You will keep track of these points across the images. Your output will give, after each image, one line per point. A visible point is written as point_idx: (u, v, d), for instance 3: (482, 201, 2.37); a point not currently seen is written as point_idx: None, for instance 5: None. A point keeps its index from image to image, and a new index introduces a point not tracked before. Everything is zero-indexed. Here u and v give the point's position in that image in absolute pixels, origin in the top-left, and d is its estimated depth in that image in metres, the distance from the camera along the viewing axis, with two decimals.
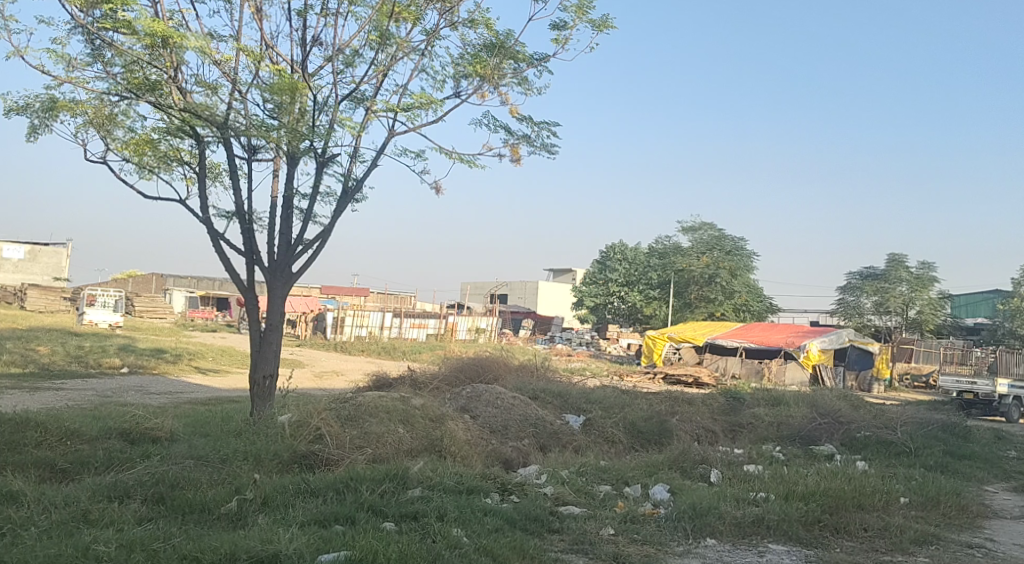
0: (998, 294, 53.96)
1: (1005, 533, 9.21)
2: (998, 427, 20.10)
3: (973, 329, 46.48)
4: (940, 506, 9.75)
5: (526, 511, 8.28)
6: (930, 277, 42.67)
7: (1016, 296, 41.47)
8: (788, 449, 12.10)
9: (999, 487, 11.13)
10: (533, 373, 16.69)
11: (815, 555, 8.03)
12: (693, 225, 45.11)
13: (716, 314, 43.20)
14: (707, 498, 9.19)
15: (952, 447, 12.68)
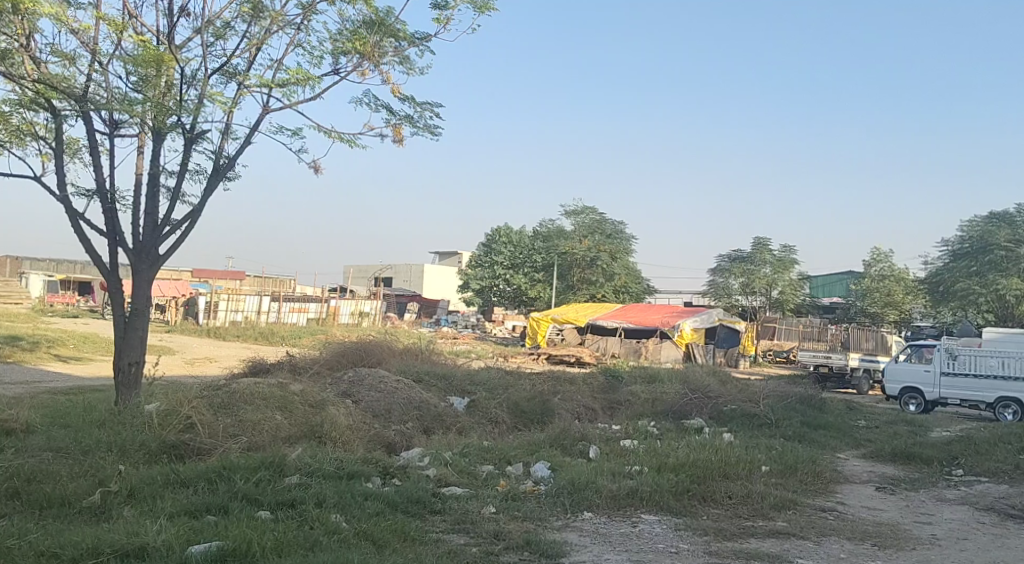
0: (852, 276, 58.31)
1: (854, 497, 10.05)
2: (849, 398, 21.82)
3: (829, 308, 50.04)
4: (798, 473, 10.52)
5: (407, 493, 8.32)
6: (792, 259, 45.50)
7: (866, 277, 44.91)
8: (663, 423, 12.70)
9: (850, 455, 12.12)
10: (417, 356, 16.67)
11: (683, 523, 8.50)
12: (575, 209, 46.08)
13: (597, 296, 44.45)
14: (585, 474, 9.53)
15: (810, 418, 13.68)
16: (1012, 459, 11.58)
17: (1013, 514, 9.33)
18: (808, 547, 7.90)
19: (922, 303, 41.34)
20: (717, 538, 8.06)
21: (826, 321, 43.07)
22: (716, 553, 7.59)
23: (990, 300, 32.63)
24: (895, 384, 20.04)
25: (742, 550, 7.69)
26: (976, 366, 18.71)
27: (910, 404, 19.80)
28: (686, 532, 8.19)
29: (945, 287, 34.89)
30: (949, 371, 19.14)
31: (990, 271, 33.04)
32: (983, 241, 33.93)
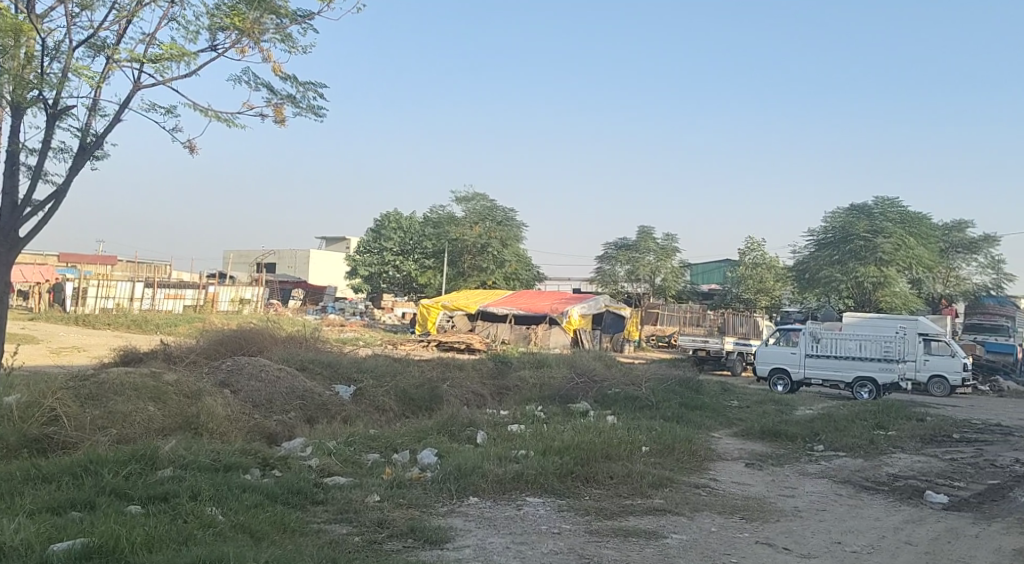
0: (728, 264, 61.29)
1: (726, 473, 10.62)
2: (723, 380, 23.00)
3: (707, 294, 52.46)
4: (675, 452, 11.02)
5: (288, 485, 8.13)
6: (673, 247, 47.34)
7: (741, 265, 47.34)
8: (549, 408, 12.97)
9: (723, 433, 12.78)
10: (301, 344, 16.28)
11: (566, 504, 8.74)
12: (466, 195, 46.07)
13: (487, 283, 44.74)
14: (471, 459, 9.63)
15: (688, 399, 14.32)
16: (866, 435, 12.57)
17: (866, 485, 10.12)
18: (683, 523, 8.29)
19: (791, 289, 44.02)
20: (599, 517, 8.33)
21: (704, 307, 45.15)
22: (597, 531, 7.85)
23: (850, 286, 35.14)
24: (765, 366, 21.26)
25: (621, 528, 7.99)
26: (837, 348, 20.18)
27: (778, 384, 21.06)
28: (569, 513, 8.42)
29: (810, 275, 37.24)
30: (813, 353, 20.49)
31: (850, 259, 35.49)
32: (844, 232, 36.41)
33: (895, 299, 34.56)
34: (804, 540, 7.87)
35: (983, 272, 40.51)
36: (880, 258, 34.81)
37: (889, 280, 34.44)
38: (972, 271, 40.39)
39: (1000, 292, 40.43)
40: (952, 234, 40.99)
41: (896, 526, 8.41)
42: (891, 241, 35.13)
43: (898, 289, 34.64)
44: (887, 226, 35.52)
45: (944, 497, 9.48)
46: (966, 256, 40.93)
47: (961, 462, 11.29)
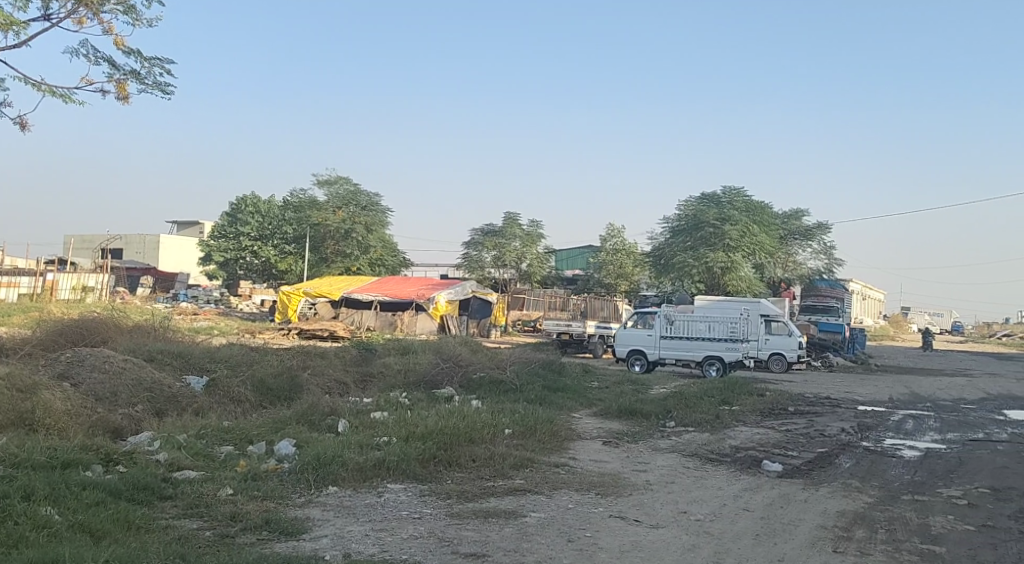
0: (590, 250, 63.28)
1: (584, 451, 11.03)
2: (583, 362, 23.81)
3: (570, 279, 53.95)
4: (537, 433, 11.30)
5: (133, 480, 7.69)
6: (539, 233, 48.24)
7: (603, 251, 48.96)
8: (413, 394, 12.96)
9: (583, 413, 13.26)
10: (149, 334, 15.39)
11: (427, 488, 8.79)
12: (329, 178, 44.75)
13: (351, 269, 44.02)
14: (331, 448, 9.47)
15: (550, 381, 14.74)
16: (712, 411, 13.42)
17: (711, 457, 10.81)
18: (542, 501, 8.54)
19: (648, 275, 46.09)
20: (460, 500, 8.43)
21: (568, 292, 46.44)
22: (457, 514, 7.94)
23: (701, 272, 36.95)
24: (623, 348, 22.15)
25: (481, 509, 8.13)
26: (688, 330, 21.34)
27: (635, 364, 22.06)
28: (430, 498, 8.46)
29: (666, 260, 39.09)
30: (667, 334, 21.56)
31: (701, 246, 37.50)
32: (695, 219, 38.42)
33: (741, 282, 36.41)
34: (653, 512, 8.30)
35: (817, 257, 43.98)
36: (727, 244, 37.00)
37: (735, 265, 36.47)
38: (808, 256, 43.77)
39: (831, 276, 43.95)
40: (791, 223, 44.24)
41: (736, 494, 9.05)
42: (737, 228, 37.43)
43: (743, 273, 36.59)
44: (733, 214, 37.85)
45: (778, 466, 10.28)
46: (803, 241, 44.31)
47: (795, 433, 12.28)
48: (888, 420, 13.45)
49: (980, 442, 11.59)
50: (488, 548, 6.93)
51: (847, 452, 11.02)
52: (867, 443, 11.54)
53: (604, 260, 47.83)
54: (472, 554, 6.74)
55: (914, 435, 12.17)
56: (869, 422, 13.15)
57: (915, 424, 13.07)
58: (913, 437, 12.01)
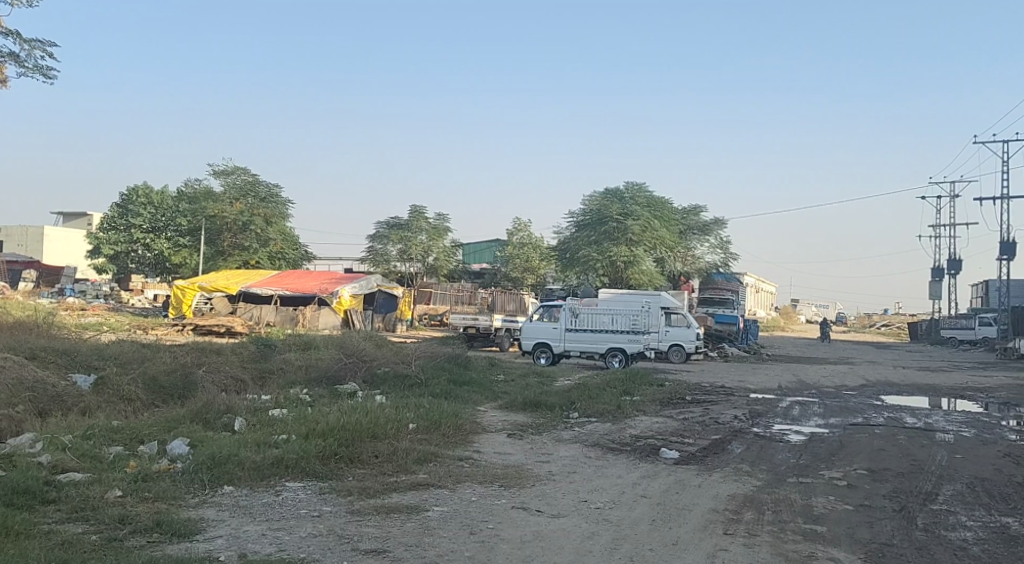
0: (497, 243, 63.71)
1: (489, 444, 11.08)
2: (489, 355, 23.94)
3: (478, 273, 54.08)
4: (442, 427, 11.27)
5: (11, 484, 7.21)
6: (446, 227, 48.10)
7: (510, 244, 49.30)
8: (315, 390, 12.71)
9: (488, 407, 13.32)
10: (29, 330, 14.47)
11: (328, 486, 8.63)
12: (226, 169, 43.03)
13: (250, 263, 42.85)
14: (228, 446, 9.16)
15: (455, 375, 14.75)
16: (614, 401, 13.75)
17: (612, 447, 11.07)
18: (445, 495, 8.53)
19: (554, 268, 46.80)
20: (361, 496, 8.31)
21: (475, 285, 46.58)
22: (358, 511, 7.82)
23: (605, 266, 37.79)
24: (529, 341, 22.40)
25: (383, 505, 8.04)
26: (592, 323, 21.80)
27: (541, 357, 22.33)
28: (330, 495, 8.30)
29: (571, 254, 39.73)
30: (573, 327, 21.93)
31: (605, 240, 38.31)
32: (599, 214, 39.25)
33: (643, 276, 37.58)
34: (555, 501, 8.43)
35: (714, 251, 45.71)
36: (630, 239, 37.99)
37: (637, 259, 37.49)
38: (705, 251, 45.44)
39: (726, 269, 45.86)
40: (689, 218, 45.81)
41: (634, 482, 9.30)
42: (639, 223, 38.51)
43: (645, 267, 37.71)
44: (635, 209, 38.92)
45: (675, 453, 10.62)
46: (701, 236, 45.97)
47: (691, 421, 12.73)
48: (777, 406, 14.15)
49: (860, 426, 12.34)
50: (388, 544, 6.86)
51: (739, 439, 11.51)
52: (757, 430, 12.09)
53: (510, 254, 48.20)
54: (373, 550, 6.66)
55: (801, 421, 12.84)
56: (760, 409, 13.79)
57: (802, 410, 13.79)
58: (800, 423, 12.67)
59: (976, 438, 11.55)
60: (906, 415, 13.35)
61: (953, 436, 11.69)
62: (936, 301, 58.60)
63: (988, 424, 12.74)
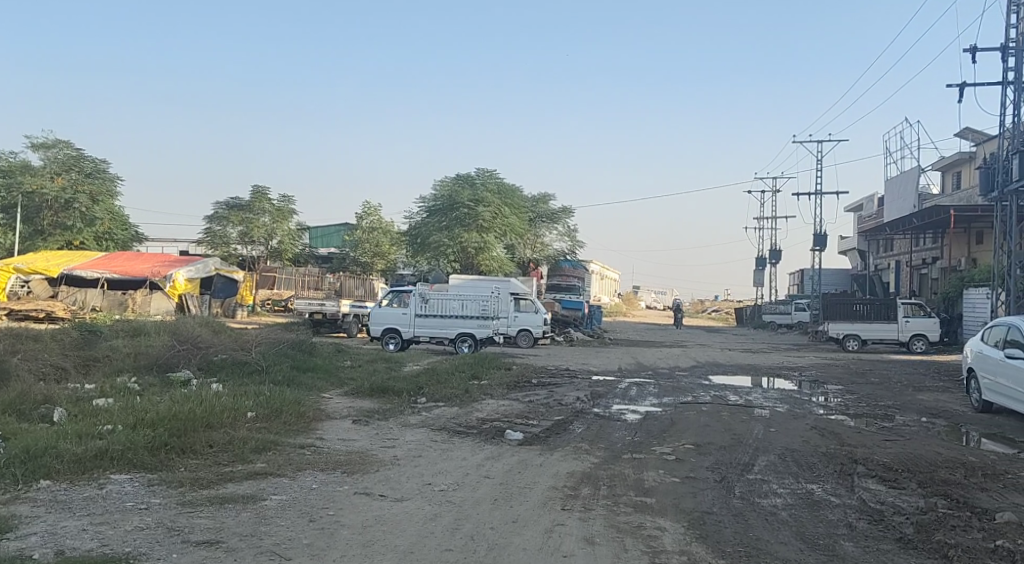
0: (345, 228, 62.24)
1: (333, 431, 10.86)
2: (335, 341, 23.46)
3: (325, 257, 52.65)
4: (282, 415, 10.90)
5: None
6: (291, 209, 46.36)
7: (359, 228, 48.34)
8: (145, 378, 11.92)
9: (333, 393, 13.04)
10: None
11: (158, 477, 8.12)
12: (47, 142, 39.22)
13: (73, 244, 39.65)
14: (44, 439, 8.41)
15: (299, 361, 14.33)
16: (462, 385, 13.90)
17: (458, 430, 11.16)
18: (284, 484, 8.26)
19: (404, 253, 46.46)
20: (193, 487, 7.88)
21: (322, 270, 45.36)
22: (189, 502, 7.42)
23: (456, 252, 38.00)
24: (378, 326, 22.15)
25: (218, 495, 7.67)
26: (442, 308, 21.88)
27: (390, 342, 22.16)
28: (160, 487, 7.81)
29: (422, 239, 39.50)
30: (422, 313, 21.90)
31: (456, 226, 38.42)
32: (450, 200, 39.31)
33: (493, 262, 38.41)
34: (399, 485, 8.40)
35: (562, 239, 47.07)
36: (481, 225, 38.36)
37: (487, 245, 38.02)
38: (554, 238, 46.69)
39: (574, 256, 47.28)
40: (538, 206, 46.88)
41: (479, 463, 9.45)
42: (489, 210, 38.98)
43: (495, 253, 38.52)
44: (486, 196, 39.32)
45: (520, 435, 10.88)
46: (549, 224, 47.16)
47: (536, 403, 13.10)
48: (616, 388, 14.85)
49: (690, 404, 13.21)
50: (222, 534, 6.56)
51: (580, 419, 11.97)
52: (597, 410, 12.63)
53: (360, 239, 47.34)
54: (205, 542, 6.34)
55: (637, 400, 13.55)
56: (600, 391, 14.42)
57: (638, 391, 14.56)
58: (637, 402, 13.37)
59: (788, 412, 12.69)
60: (730, 393, 14.45)
61: (769, 411, 12.78)
62: (760, 288, 63.65)
63: (799, 400, 14.04)
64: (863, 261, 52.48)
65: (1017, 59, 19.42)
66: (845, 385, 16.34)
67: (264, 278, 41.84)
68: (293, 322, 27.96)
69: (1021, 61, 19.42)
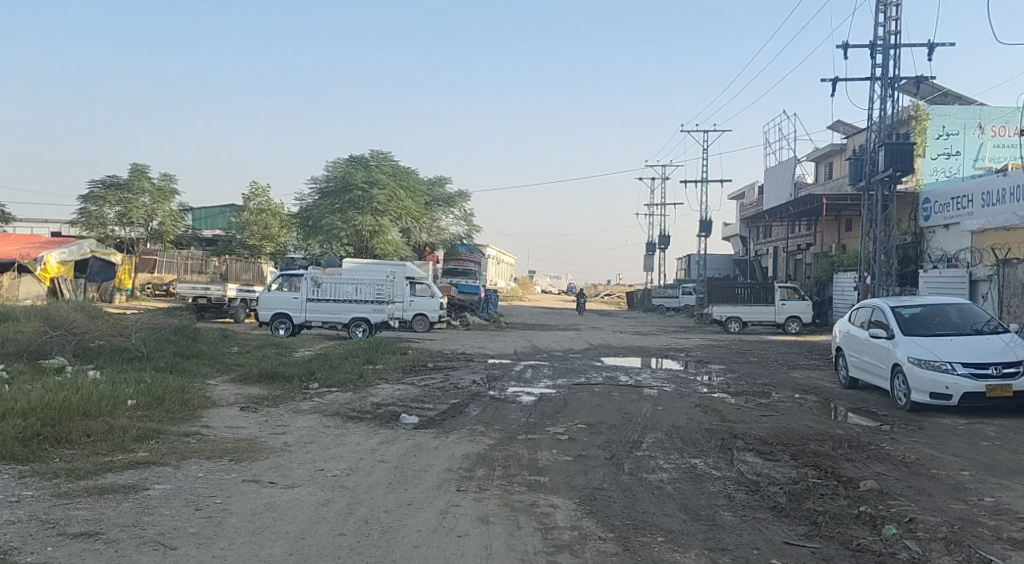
0: (231, 209, 59.77)
1: (220, 418, 10.48)
2: (222, 327, 22.62)
3: (210, 240, 50.46)
4: (165, 403, 10.41)
5: None
6: (172, 189, 44.11)
7: (246, 210, 46.62)
8: (12, 366, 11.11)
9: (220, 380, 12.58)
10: None
11: (30, 469, 7.60)
12: None
13: None
14: None
15: (183, 348, 13.73)
16: (355, 370, 13.72)
17: (352, 415, 11.01)
18: (168, 473, 7.91)
19: (295, 236, 45.16)
20: (69, 478, 7.42)
21: (206, 253, 43.47)
22: (65, 494, 6.98)
23: (350, 235, 37.27)
24: (267, 311, 21.54)
25: (95, 486, 7.25)
26: (335, 292, 21.51)
27: (280, 328, 21.61)
28: (32, 479, 7.31)
29: (314, 222, 38.51)
30: (314, 297, 21.48)
31: (350, 208, 37.70)
32: (344, 182, 38.47)
33: (388, 246, 37.96)
34: (290, 472, 8.21)
35: (458, 223, 47.06)
36: (375, 208, 37.81)
37: (382, 229, 37.51)
38: (449, 222, 46.59)
39: (470, 241, 47.37)
40: (434, 189, 46.63)
41: (373, 448, 9.36)
42: (384, 193, 38.46)
43: (391, 237, 38.07)
44: (380, 178, 38.79)
45: (415, 418, 10.84)
46: (445, 208, 47.03)
47: (431, 386, 13.10)
48: (512, 370, 15.07)
49: (582, 385, 13.55)
50: (102, 526, 6.22)
51: (476, 402, 12.06)
52: (493, 393, 12.75)
53: (248, 220, 45.70)
54: (82, 534, 6.00)
55: (532, 382, 13.77)
56: (495, 373, 14.58)
57: (533, 373, 14.84)
58: (531, 384, 13.60)
59: (675, 392, 13.23)
60: (620, 374, 14.95)
61: (656, 390, 13.30)
62: (649, 273, 65.80)
63: (684, 379, 14.69)
64: (744, 247, 55.23)
65: (884, 55, 20.83)
66: (726, 365, 17.18)
67: (144, 260, 39.65)
68: (176, 308, 26.73)
69: (888, 58, 20.84)
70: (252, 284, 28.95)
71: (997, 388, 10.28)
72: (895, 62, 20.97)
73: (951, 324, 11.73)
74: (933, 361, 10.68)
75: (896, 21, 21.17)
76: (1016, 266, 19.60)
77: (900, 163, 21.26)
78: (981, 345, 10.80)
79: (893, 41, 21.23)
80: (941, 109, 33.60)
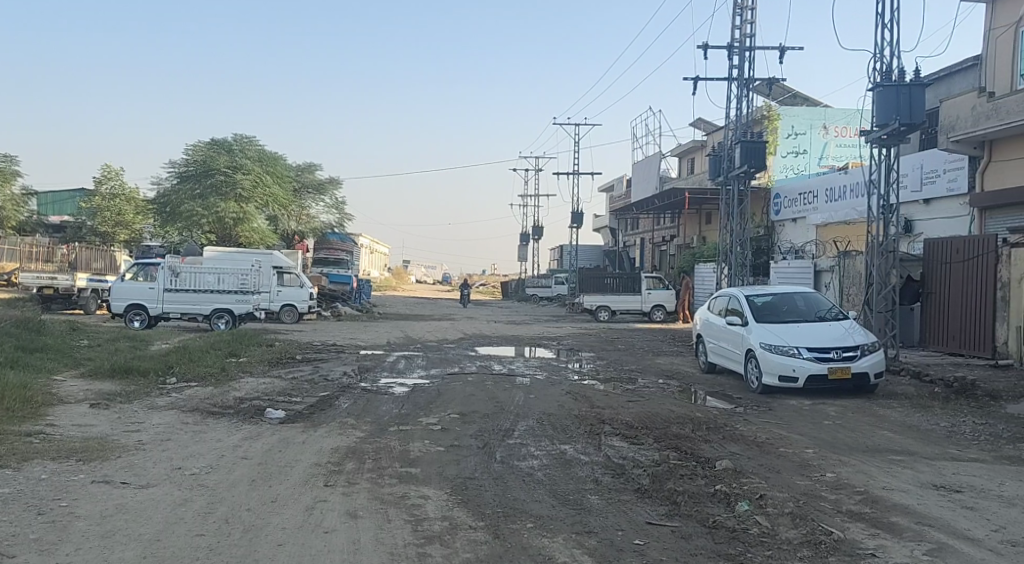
0: (81, 193, 55.41)
1: (66, 416, 9.69)
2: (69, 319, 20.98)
3: (58, 225, 46.57)
4: (3, 401, 9.51)
5: None
6: (13, 170, 40.35)
7: (97, 195, 43.37)
8: None
9: (67, 376, 11.64)
10: None
11: None
12: None
13: None
14: None
15: (24, 341, 12.59)
16: (218, 363, 13.09)
17: (214, 411, 10.48)
18: (5, 476, 7.23)
19: (152, 223, 42.46)
20: None
21: (54, 241, 40.16)
22: None
23: (211, 222, 35.47)
24: (120, 302, 20.17)
25: None
26: (194, 282, 20.43)
27: (135, 320, 20.32)
28: None
29: (172, 208, 36.40)
30: (172, 287, 20.32)
31: (211, 194, 35.86)
32: (206, 166, 36.51)
33: (253, 234, 36.52)
34: (144, 471, 7.71)
35: (329, 211, 45.79)
36: (239, 194, 36.19)
37: (247, 216, 36.02)
38: (319, 210, 45.29)
39: (341, 230, 46.27)
40: (304, 175, 45.14)
41: (236, 444, 8.96)
42: (248, 178, 36.87)
43: (256, 225, 36.60)
44: (244, 162, 37.17)
45: (282, 412, 10.47)
46: (315, 195, 45.69)
47: (300, 379, 12.70)
48: (384, 361, 14.88)
49: (456, 375, 13.57)
50: None
51: (346, 394, 11.81)
52: (365, 384, 12.53)
53: (100, 206, 42.56)
54: None
55: (405, 373, 13.64)
56: (367, 365, 14.35)
57: (406, 363, 14.71)
58: (404, 375, 13.49)
59: (547, 379, 13.51)
60: (493, 363, 15.10)
61: (529, 379, 13.52)
62: (523, 263, 66.78)
63: (555, 367, 15.02)
64: (613, 238, 57.15)
65: (741, 57, 22.04)
66: (596, 352, 17.72)
67: None
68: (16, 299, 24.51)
69: (744, 60, 22.07)
70: (104, 273, 26.97)
71: (837, 370, 11.14)
72: (750, 63, 22.23)
73: (798, 311, 12.60)
74: (782, 347, 11.45)
75: (751, 24, 22.43)
76: (854, 257, 21.30)
77: (754, 160, 22.60)
78: (823, 331, 11.67)
79: (748, 43, 22.47)
80: (790, 110, 36.08)
